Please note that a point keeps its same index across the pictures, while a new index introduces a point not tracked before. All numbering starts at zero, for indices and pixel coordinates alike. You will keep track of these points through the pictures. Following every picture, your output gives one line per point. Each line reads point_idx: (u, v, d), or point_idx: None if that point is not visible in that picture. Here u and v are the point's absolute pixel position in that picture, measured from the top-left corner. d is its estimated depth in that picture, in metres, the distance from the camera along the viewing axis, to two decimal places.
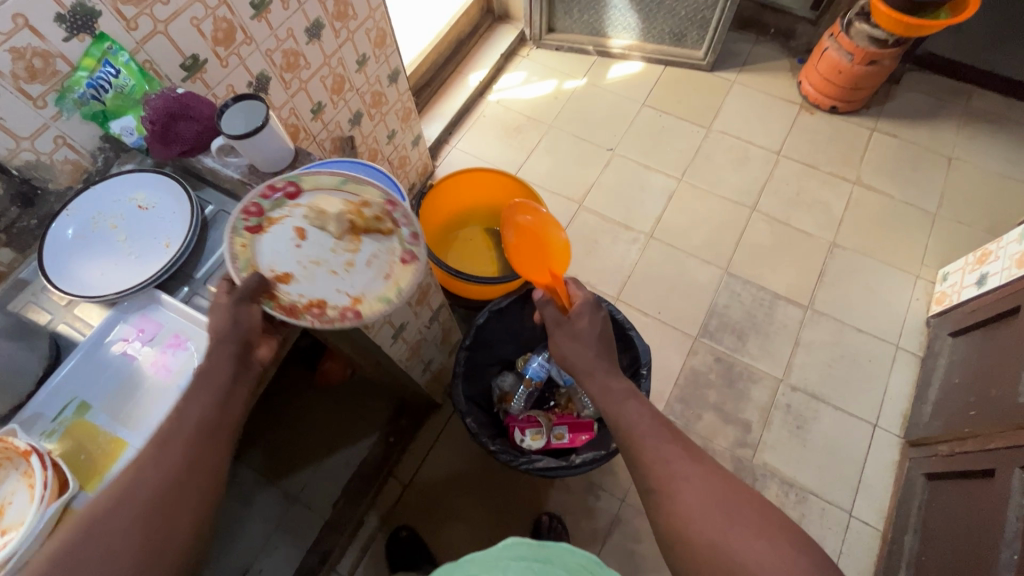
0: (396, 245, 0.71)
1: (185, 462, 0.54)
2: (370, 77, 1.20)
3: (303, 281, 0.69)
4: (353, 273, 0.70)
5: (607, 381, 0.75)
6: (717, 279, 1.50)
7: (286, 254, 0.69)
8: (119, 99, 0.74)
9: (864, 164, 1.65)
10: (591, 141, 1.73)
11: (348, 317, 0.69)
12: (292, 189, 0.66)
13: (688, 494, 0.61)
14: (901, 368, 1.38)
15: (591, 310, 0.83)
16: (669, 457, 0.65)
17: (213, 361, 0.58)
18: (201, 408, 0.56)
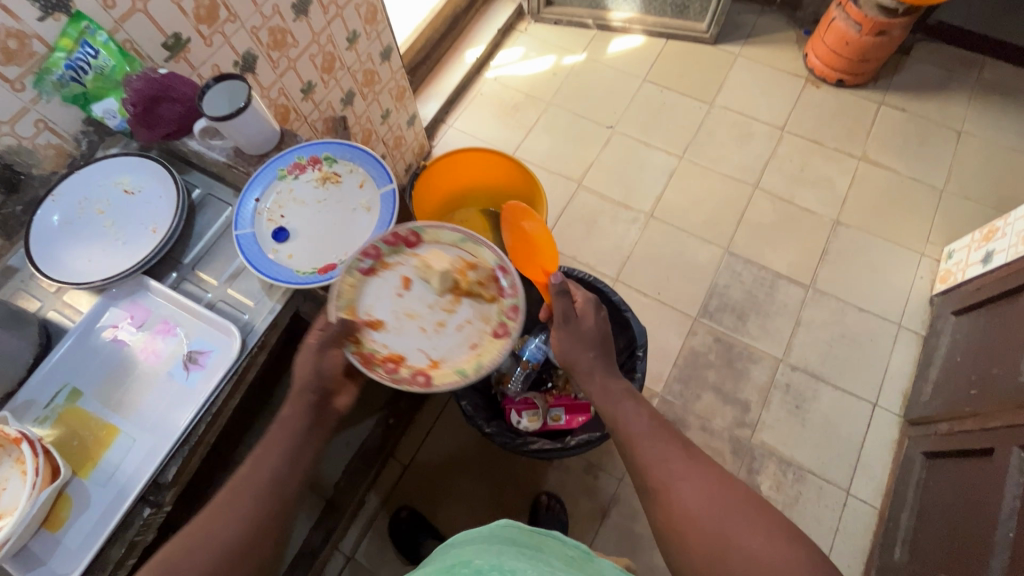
0: (493, 315, 0.71)
1: (257, 513, 0.58)
2: (361, 54, 1.17)
3: (390, 332, 0.69)
4: (440, 335, 0.70)
5: (606, 382, 0.76)
6: (717, 258, 1.49)
7: (384, 299, 0.70)
8: (99, 81, 0.72)
9: (871, 139, 1.61)
10: (590, 119, 1.69)
11: (419, 382, 0.67)
12: (413, 239, 0.71)
13: (688, 494, 0.63)
14: (902, 346, 1.36)
15: (592, 309, 0.81)
16: (668, 458, 0.67)
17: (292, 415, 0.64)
18: (277, 460, 0.61)
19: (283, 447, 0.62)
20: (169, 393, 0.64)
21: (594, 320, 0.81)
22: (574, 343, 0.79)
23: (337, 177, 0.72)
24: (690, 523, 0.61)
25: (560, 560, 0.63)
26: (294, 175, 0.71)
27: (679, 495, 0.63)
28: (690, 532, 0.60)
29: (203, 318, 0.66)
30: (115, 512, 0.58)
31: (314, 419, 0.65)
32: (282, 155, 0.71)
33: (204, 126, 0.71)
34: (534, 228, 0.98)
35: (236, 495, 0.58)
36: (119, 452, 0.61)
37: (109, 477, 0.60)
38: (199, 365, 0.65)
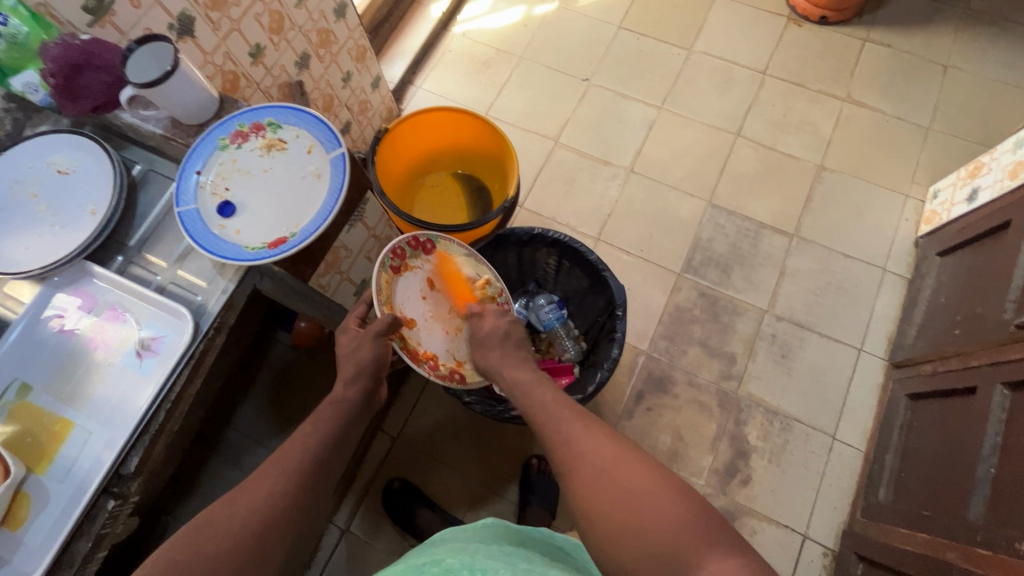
0: None
1: (298, 486, 0.59)
2: (313, 12, 1.09)
3: (423, 332, 0.85)
4: (460, 338, 0.89)
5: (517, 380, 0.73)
6: (700, 211, 1.45)
7: (413, 302, 0.86)
8: (15, 51, 0.69)
9: (855, 78, 1.56)
10: (565, 72, 1.62)
11: (454, 378, 0.86)
12: (429, 246, 0.88)
13: (581, 466, 0.59)
14: (887, 290, 1.35)
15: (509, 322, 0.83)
16: (570, 435, 0.62)
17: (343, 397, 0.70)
18: (320, 443, 0.63)
19: (332, 427, 0.66)
20: (124, 382, 0.61)
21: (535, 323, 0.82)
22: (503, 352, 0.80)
23: (282, 144, 0.67)
24: (585, 496, 0.57)
25: (539, 556, 0.64)
26: (236, 143, 0.67)
27: (576, 469, 0.59)
28: (587, 503, 0.57)
29: (153, 301, 0.63)
30: (75, 506, 0.56)
31: (357, 408, 0.70)
32: (222, 123, 0.67)
33: (132, 96, 0.65)
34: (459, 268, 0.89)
35: (284, 463, 0.60)
36: (75, 446, 0.58)
37: (67, 473, 0.57)
38: (153, 351, 0.61)
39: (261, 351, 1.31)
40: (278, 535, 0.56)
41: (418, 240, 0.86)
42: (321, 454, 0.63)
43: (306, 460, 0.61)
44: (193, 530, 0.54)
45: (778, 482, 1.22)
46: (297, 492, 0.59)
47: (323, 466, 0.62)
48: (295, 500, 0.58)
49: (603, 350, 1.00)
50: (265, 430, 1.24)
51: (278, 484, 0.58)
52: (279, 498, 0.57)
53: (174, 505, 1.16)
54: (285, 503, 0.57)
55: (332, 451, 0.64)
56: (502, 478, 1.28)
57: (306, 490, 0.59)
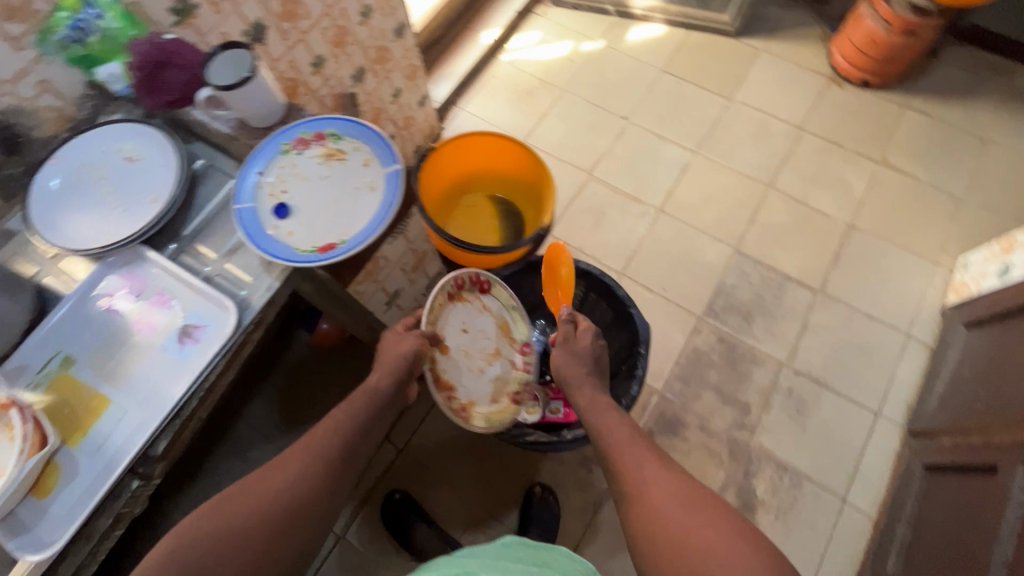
0: (515, 379, 0.91)
1: (326, 471, 0.64)
2: (374, 30, 1.15)
3: (450, 361, 0.86)
4: (479, 379, 0.88)
5: (596, 396, 0.82)
6: (726, 257, 1.46)
7: (453, 330, 0.88)
8: (104, 43, 0.69)
9: (892, 143, 1.57)
10: (606, 109, 1.66)
11: (461, 415, 0.83)
12: (484, 286, 0.92)
13: (658, 504, 0.63)
14: (909, 357, 1.34)
15: (591, 335, 0.88)
16: (641, 464, 0.69)
17: (382, 389, 0.75)
18: (349, 431, 0.69)
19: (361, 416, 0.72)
20: (161, 366, 0.62)
21: (589, 343, 0.87)
22: (568, 361, 0.85)
23: (341, 154, 0.69)
24: (661, 533, 0.61)
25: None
26: (298, 149, 0.69)
27: (652, 506, 0.64)
28: (652, 529, 0.62)
29: (200, 291, 0.65)
30: (102, 482, 0.57)
31: (386, 402, 0.75)
32: (287, 129, 0.69)
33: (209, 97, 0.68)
34: (570, 273, 0.94)
35: (311, 448, 0.66)
36: (110, 423, 0.60)
37: (98, 447, 0.59)
38: (194, 339, 0.63)
39: (280, 347, 1.33)
40: (302, 514, 0.60)
41: (479, 278, 0.91)
42: (347, 442, 0.68)
43: (333, 447, 0.67)
44: (223, 501, 0.58)
45: (783, 540, 1.20)
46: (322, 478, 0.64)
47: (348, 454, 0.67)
48: (320, 483, 0.63)
49: (620, 387, 0.97)
50: (276, 427, 1.25)
51: (307, 465, 0.63)
52: (308, 479, 0.62)
53: (177, 491, 1.16)
54: (312, 484, 0.62)
55: (356, 439, 0.69)
56: (502, 503, 1.27)
57: (332, 475, 0.65)
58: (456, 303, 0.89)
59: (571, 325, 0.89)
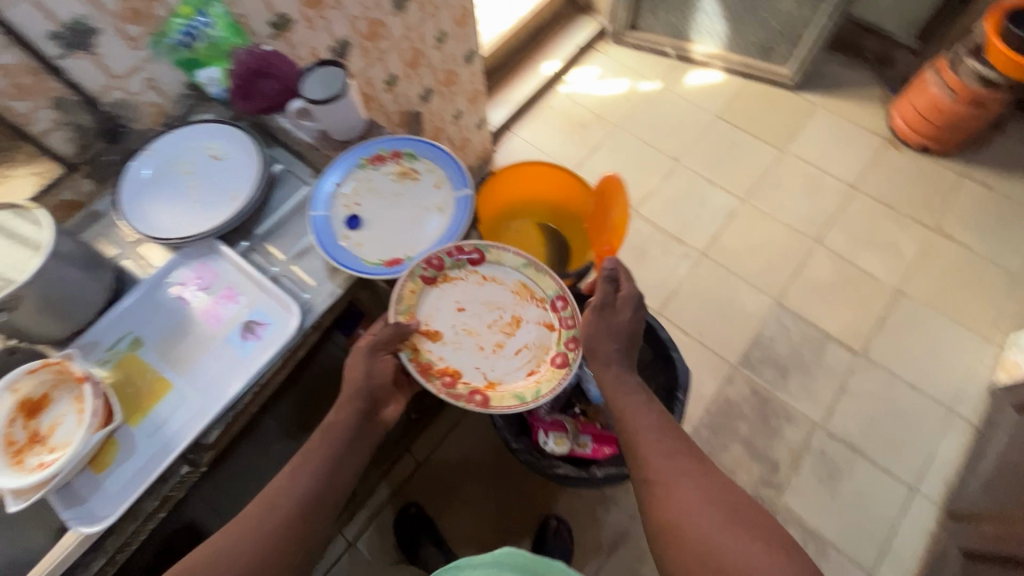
0: (551, 344, 0.72)
1: (284, 529, 0.60)
2: (447, 55, 1.20)
3: (448, 345, 0.71)
4: (496, 356, 0.71)
5: (622, 375, 0.74)
6: (767, 308, 1.44)
7: (444, 313, 0.71)
8: (209, 50, 0.74)
9: (948, 211, 1.54)
10: (657, 148, 1.68)
11: (475, 400, 0.69)
12: (476, 256, 0.71)
13: (690, 505, 0.62)
14: (951, 433, 1.29)
15: (632, 306, 0.76)
16: (671, 454, 0.67)
17: (338, 432, 0.66)
18: (312, 475, 0.63)
19: (320, 463, 0.64)
20: (224, 358, 0.64)
21: (632, 317, 0.76)
22: (597, 328, 0.74)
23: (415, 174, 0.72)
24: (692, 535, 0.60)
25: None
26: (374, 165, 0.72)
27: (685, 506, 0.62)
28: (685, 529, 0.61)
29: (267, 290, 0.67)
30: (157, 463, 0.59)
31: (352, 439, 0.67)
32: (365, 145, 0.72)
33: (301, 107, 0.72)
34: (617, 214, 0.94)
35: (262, 506, 0.61)
36: (170, 406, 0.62)
37: (156, 430, 0.61)
38: (257, 335, 0.65)
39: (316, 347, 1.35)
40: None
41: (460, 246, 0.69)
42: (307, 493, 0.62)
43: (288, 503, 0.61)
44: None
45: None
46: (275, 540, 0.59)
47: (309, 508, 0.62)
48: (277, 544, 0.59)
49: None
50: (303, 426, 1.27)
51: (259, 527, 0.59)
52: (257, 545, 0.58)
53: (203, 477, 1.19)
54: (264, 549, 0.58)
55: (315, 489, 0.63)
56: (515, 531, 1.26)
57: (291, 535, 0.60)
58: (444, 284, 0.71)
59: (609, 287, 0.76)
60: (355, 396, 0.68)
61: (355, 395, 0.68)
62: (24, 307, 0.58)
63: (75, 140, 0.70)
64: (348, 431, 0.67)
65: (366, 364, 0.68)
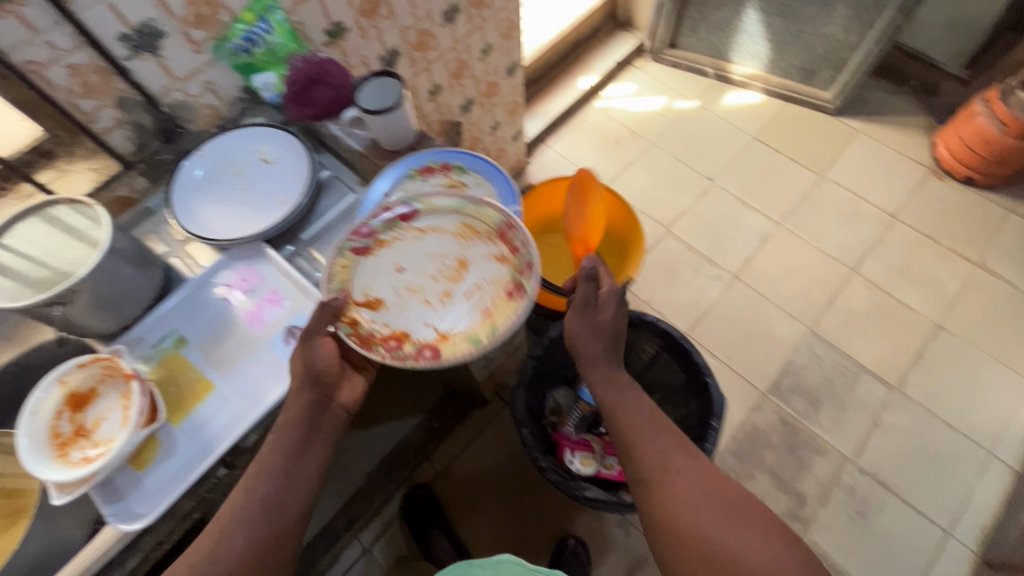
0: (502, 277, 0.67)
1: (241, 544, 0.58)
2: (490, 66, 1.21)
3: (392, 309, 0.67)
4: (446, 306, 0.67)
5: (612, 373, 0.77)
6: (799, 336, 1.41)
7: (383, 279, 0.68)
8: (266, 55, 0.75)
9: (992, 246, 1.49)
10: (692, 167, 1.66)
11: (426, 356, 0.65)
12: (408, 212, 0.69)
13: (684, 501, 0.67)
14: (989, 477, 1.24)
15: (615, 302, 0.77)
16: (666, 450, 0.71)
17: (290, 429, 0.61)
18: (264, 485, 0.60)
19: (275, 465, 0.60)
20: (267, 362, 0.64)
21: (614, 313, 0.77)
22: (582, 327, 0.77)
23: (463, 187, 0.73)
24: (688, 528, 0.65)
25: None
26: (424, 176, 0.72)
27: (680, 499, 0.67)
28: (682, 521, 0.65)
29: (312, 295, 0.67)
30: (196, 465, 0.59)
31: (305, 436, 0.62)
32: (416, 156, 0.73)
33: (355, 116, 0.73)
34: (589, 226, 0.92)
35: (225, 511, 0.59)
36: (211, 408, 0.62)
37: (197, 430, 0.61)
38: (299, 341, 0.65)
39: None
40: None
41: (392, 206, 0.68)
42: (272, 496, 0.60)
43: (252, 508, 0.59)
44: None
45: None
46: (245, 544, 0.58)
47: (275, 510, 0.60)
48: (252, 548, 0.58)
49: None
50: None
51: (224, 535, 0.57)
52: (228, 553, 0.57)
53: None
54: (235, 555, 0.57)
55: (277, 491, 0.60)
56: (531, 549, 1.24)
57: (265, 537, 0.59)
58: (382, 248, 0.68)
59: (592, 285, 0.76)
60: (302, 387, 0.61)
61: (303, 386, 0.61)
62: (78, 302, 0.59)
63: (134, 138, 0.71)
64: (301, 428, 0.61)
65: (306, 352, 0.61)
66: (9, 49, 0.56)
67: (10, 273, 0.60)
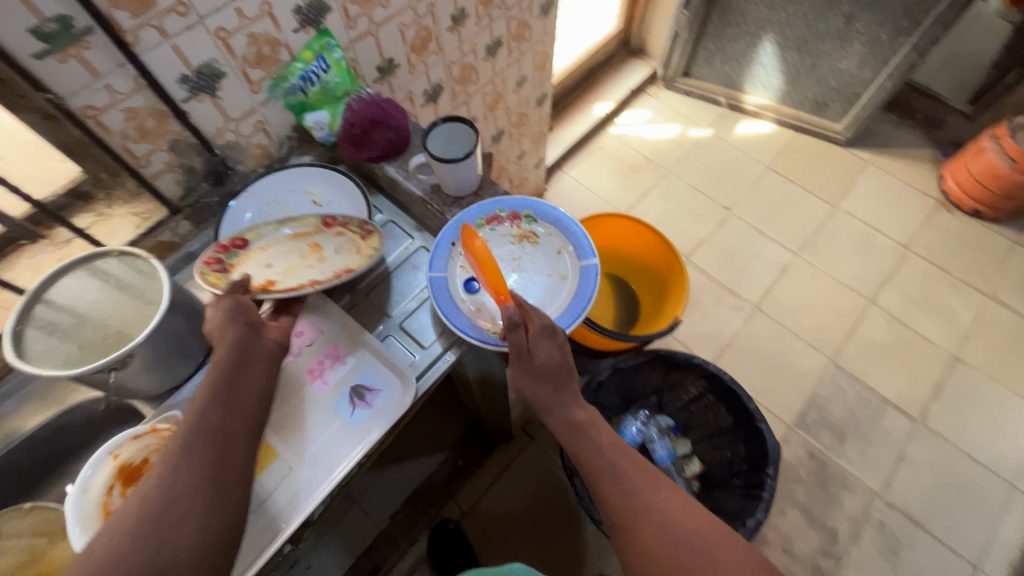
0: (348, 233, 0.67)
1: (189, 471, 0.47)
2: (522, 97, 1.19)
3: (288, 282, 0.63)
4: (329, 260, 0.65)
5: (571, 414, 0.62)
6: (822, 367, 1.42)
7: (260, 278, 0.63)
8: (321, 94, 0.70)
9: (1002, 278, 1.53)
10: (709, 196, 1.67)
11: (346, 275, 0.62)
12: (239, 242, 0.65)
13: (657, 532, 0.54)
14: (1014, 511, 1.26)
15: (549, 337, 0.59)
16: (632, 488, 0.58)
17: (219, 359, 0.53)
18: (212, 402, 0.51)
19: (213, 391, 0.51)
20: (332, 427, 0.59)
21: (550, 349, 0.59)
22: (527, 379, 0.62)
23: (536, 238, 0.69)
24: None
25: None
26: (492, 225, 0.69)
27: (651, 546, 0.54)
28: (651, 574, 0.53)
29: (379, 352, 0.63)
30: (260, 544, 0.54)
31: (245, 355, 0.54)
32: (486, 203, 0.69)
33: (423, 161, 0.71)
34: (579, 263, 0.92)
35: (160, 457, 0.48)
36: (275, 478, 0.57)
37: (261, 504, 0.56)
38: (367, 403, 0.61)
39: None
40: (184, 524, 0.45)
41: (226, 242, 0.65)
42: (217, 427, 0.50)
43: (195, 440, 0.48)
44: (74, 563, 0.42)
45: None
46: (191, 471, 0.47)
47: (219, 437, 0.49)
48: (206, 480, 0.47)
49: (740, 505, 0.90)
50: None
51: (167, 471, 0.46)
52: (177, 488, 0.46)
53: None
54: (186, 490, 0.46)
55: (218, 418, 0.50)
56: None
57: (216, 469, 0.48)
58: (238, 268, 0.64)
59: (520, 329, 0.58)
60: (225, 322, 0.55)
61: (229, 319, 0.55)
62: (132, 366, 0.54)
63: (182, 182, 0.67)
64: (233, 355, 0.54)
65: (232, 298, 0.57)
66: (68, 94, 0.52)
67: (58, 330, 0.55)
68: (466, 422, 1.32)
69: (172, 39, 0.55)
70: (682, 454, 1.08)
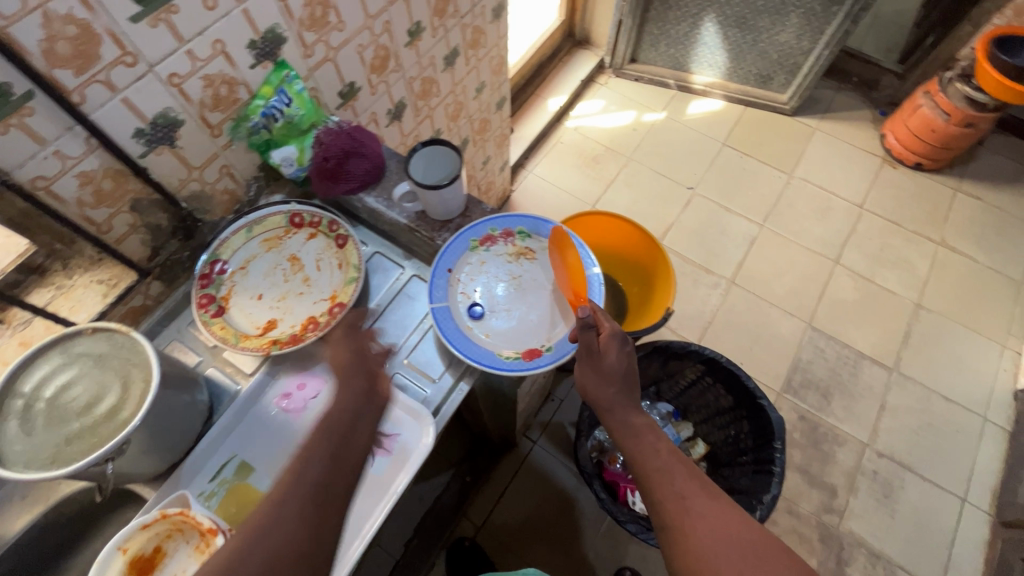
0: (325, 241, 0.68)
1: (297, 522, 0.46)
2: (483, 103, 1.17)
3: (284, 315, 0.64)
4: (315, 282, 0.66)
5: (628, 418, 0.61)
6: (801, 332, 1.47)
7: (255, 312, 0.64)
8: (286, 129, 0.67)
9: (949, 224, 1.62)
10: (672, 178, 1.70)
11: (339, 314, 0.63)
12: (218, 266, 0.65)
13: (714, 542, 0.51)
14: (989, 442, 1.34)
15: (619, 342, 0.62)
16: (683, 492, 0.55)
17: (336, 410, 0.53)
18: (320, 455, 0.50)
19: (328, 446, 0.50)
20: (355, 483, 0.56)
21: (619, 353, 0.62)
22: (593, 380, 0.62)
23: (532, 253, 0.68)
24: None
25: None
26: (486, 247, 0.68)
27: (703, 547, 0.51)
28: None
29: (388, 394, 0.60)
30: None
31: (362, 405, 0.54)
32: (476, 225, 0.68)
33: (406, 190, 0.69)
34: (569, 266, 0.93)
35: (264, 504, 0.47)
36: None
37: None
38: (386, 450, 0.58)
39: None
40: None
41: (206, 271, 0.64)
42: (323, 485, 0.49)
43: (298, 494, 0.47)
44: None
45: None
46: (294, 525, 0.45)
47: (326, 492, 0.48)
48: (309, 527, 0.46)
49: (753, 482, 0.92)
50: None
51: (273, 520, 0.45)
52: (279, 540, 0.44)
53: None
54: (285, 544, 0.44)
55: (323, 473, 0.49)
56: None
57: (315, 528, 0.46)
58: (230, 301, 0.64)
59: (592, 331, 0.60)
60: (349, 375, 0.56)
61: (353, 371, 0.56)
62: (129, 452, 0.50)
63: (149, 242, 0.62)
64: (348, 412, 0.53)
65: (355, 344, 0.59)
66: (13, 168, 0.47)
67: (35, 424, 0.49)
68: (466, 437, 1.30)
69: (122, 92, 0.50)
70: (686, 438, 1.11)
